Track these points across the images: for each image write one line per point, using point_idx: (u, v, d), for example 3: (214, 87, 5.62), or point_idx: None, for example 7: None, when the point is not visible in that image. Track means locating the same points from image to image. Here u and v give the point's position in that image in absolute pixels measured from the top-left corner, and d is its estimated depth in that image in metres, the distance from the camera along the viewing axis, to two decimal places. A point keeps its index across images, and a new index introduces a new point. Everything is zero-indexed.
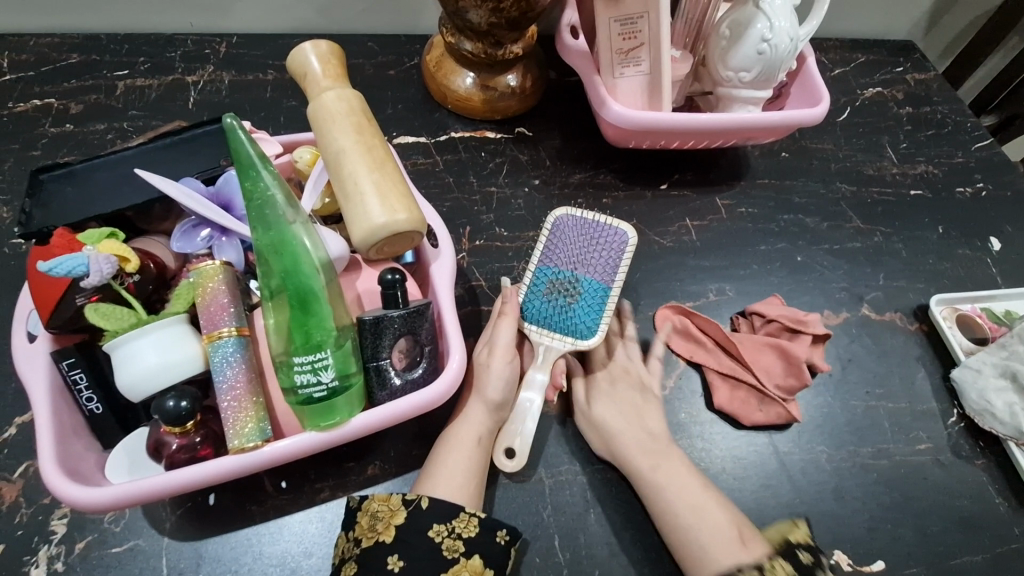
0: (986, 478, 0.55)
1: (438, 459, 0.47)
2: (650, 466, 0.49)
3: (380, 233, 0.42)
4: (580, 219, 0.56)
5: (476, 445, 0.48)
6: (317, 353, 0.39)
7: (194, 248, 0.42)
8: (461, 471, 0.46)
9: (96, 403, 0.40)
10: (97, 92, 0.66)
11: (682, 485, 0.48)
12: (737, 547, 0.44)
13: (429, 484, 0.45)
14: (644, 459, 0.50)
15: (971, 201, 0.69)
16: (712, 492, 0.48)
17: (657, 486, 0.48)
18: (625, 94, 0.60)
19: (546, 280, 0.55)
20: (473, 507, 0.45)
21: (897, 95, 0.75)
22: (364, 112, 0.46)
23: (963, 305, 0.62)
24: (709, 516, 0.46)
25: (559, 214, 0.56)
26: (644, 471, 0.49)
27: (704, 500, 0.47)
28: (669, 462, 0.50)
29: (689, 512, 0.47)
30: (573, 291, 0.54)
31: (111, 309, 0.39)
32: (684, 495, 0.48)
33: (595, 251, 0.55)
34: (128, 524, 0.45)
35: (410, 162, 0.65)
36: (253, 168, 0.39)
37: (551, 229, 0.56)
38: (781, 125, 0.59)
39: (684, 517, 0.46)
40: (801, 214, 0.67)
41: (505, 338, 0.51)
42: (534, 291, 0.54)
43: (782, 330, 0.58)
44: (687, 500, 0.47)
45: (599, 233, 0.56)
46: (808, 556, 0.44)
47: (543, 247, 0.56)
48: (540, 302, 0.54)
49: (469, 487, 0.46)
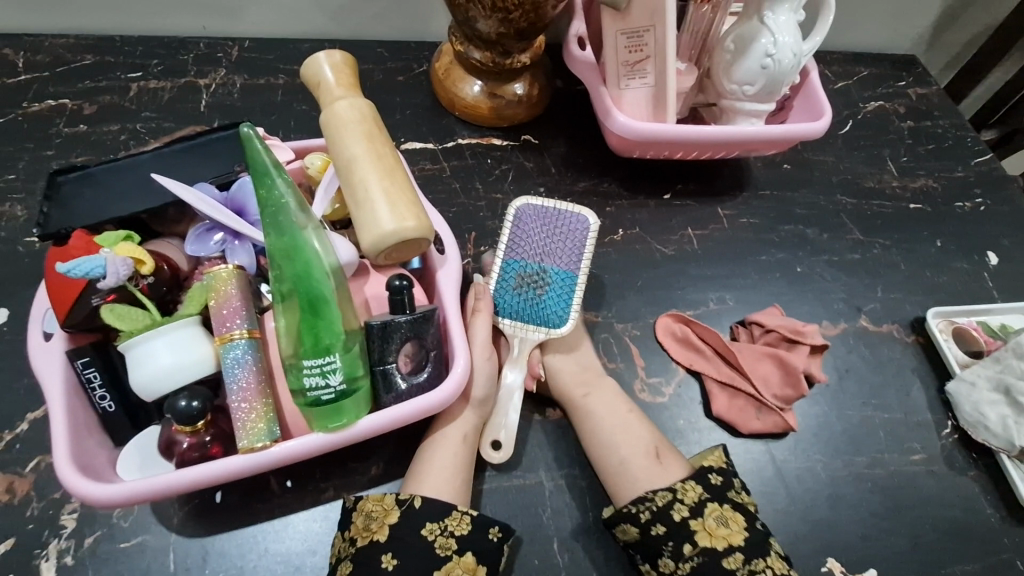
0: (978, 489, 0.56)
1: (427, 455, 0.49)
2: (583, 394, 0.54)
3: (389, 239, 0.44)
4: (540, 207, 0.57)
5: (462, 441, 0.49)
6: (325, 357, 0.40)
7: (207, 251, 0.44)
8: (448, 466, 0.48)
9: (109, 401, 0.41)
10: (111, 93, 0.67)
11: (611, 414, 0.53)
12: (655, 471, 0.50)
13: (418, 482, 0.47)
14: (578, 389, 0.54)
15: (969, 216, 0.70)
16: (638, 423, 0.53)
17: (589, 413, 0.53)
18: (631, 104, 0.61)
19: (514, 273, 0.55)
20: (462, 505, 0.46)
21: (899, 109, 0.76)
22: (376, 121, 0.47)
23: (959, 318, 0.63)
24: (632, 442, 0.51)
25: (519, 203, 0.56)
26: (575, 399, 0.54)
27: (627, 425, 0.52)
28: (600, 392, 0.54)
29: (614, 437, 0.51)
30: (542, 281, 0.55)
31: (127, 310, 0.40)
32: (613, 422, 0.52)
33: (558, 238, 0.56)
34: (136, 520, 0.46)
35: (417, 167, 0.66)
36: (268, 175, 0.40)
37: (513, 221, 0.56)
38: (783, 139, 0.60)
39: (608, 437, 0.52)
40: (802, 226, 0.68)
41: (481, 335, 0.51)
42: (503, 285, 0.55)
43: (779, 340, 0.59)
44: (612, 424, 0.52)
45: (559, 221, 0.56)
46: (718, 478, 0.49)
47: (507, 240, 0.56)
48: (511, 297, 0.55)
49: (456, 484, 0.47)
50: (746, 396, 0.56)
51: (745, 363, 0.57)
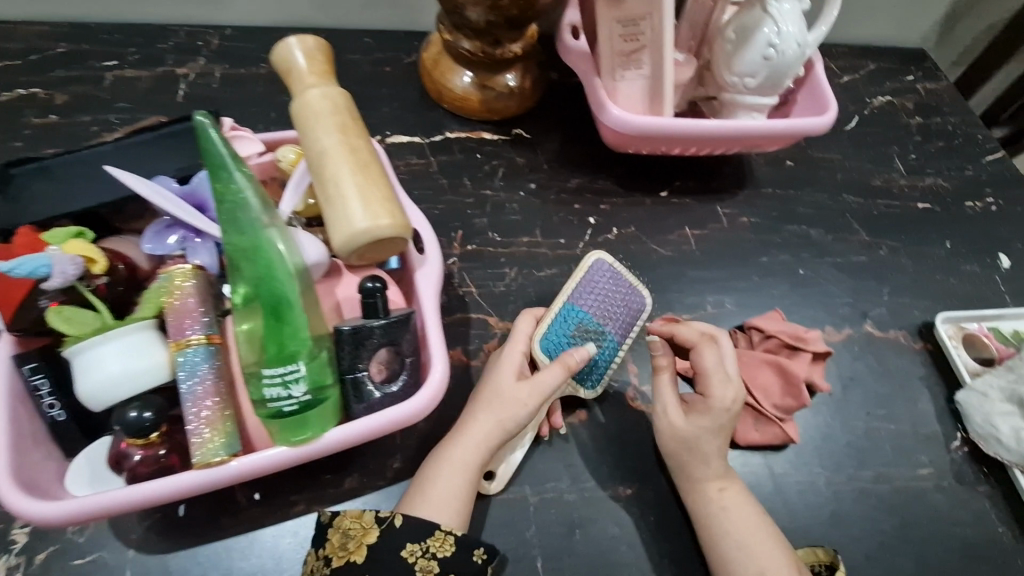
0: (990, 506, 0.53)
1: (427, 473, 0.45)
2: (719, 488, 0.48)
3: (360, 239, 0.40)
4: (617, 273, 0.54)
5: (471, 471, 0.44)
6: (288, 365, 0.37)
7: (167, 250, 0.41)
8: (451, 484, 0.44)
9: (58, 409, 0.39)
10: (85, 83, 0.64)
11: (744, 514, 0.47)
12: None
13: (418, 503, 0.43)
14: (716, 481, 0.48)
15: (980, 217, 0.67)
16: (769, 526, 0.47)
17: (719, 510, 0.47)
18: (626, 96, 0.58)
19: (573, 321, 0.51)
20: (452, 524, 0.43)
21: (907, 105, 0.73)
22: (350, 111, 0.44)
23: (969, 323, 0.60)
24: (763, 550, 0.45)
25: (596, 259, 0.53)
26: (712, 494, 0.47)
27: (761, 532, 0.46)
28: (736, 488, 0.48)
29: (745, 541, 0.45)
30: (597, 341, 0.51)
31: (75, 312, 0.37)
32: (746, 525, 0.46)
33: (622, 308, 0.53)
34: (93, 535, 0.44)
35: (403, 162, 0.63)
36: (226, 169, 0.37)
37: (588, 271, 0.53)
38: (786, 134, 0.57)
39: (733, 539, 0.46)
40: (805, 226, 0.65)
41: (552, 383, 0.46)
42: (560, 327, 0.51)
43: (780, 347, 0.55)
44: (746, 531, 0.46)
45: (628, 291, 0.53)
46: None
47: (575, 288, 0.52)
48: (562, 342, 0.50)
49: (457, 503, 0.43)
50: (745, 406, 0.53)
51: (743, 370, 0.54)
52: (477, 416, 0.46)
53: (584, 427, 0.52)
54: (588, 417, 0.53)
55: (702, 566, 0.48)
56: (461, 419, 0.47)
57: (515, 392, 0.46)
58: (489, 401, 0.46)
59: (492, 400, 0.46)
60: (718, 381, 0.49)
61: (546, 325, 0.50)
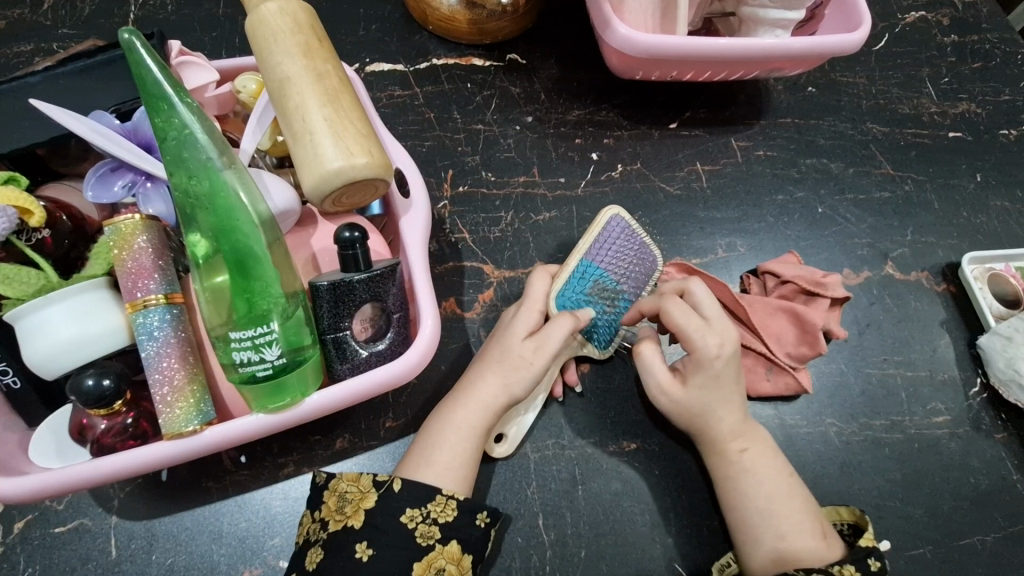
0: (1004, 452, 0.51)
1: (432, 435, 0.41)
2: (739, 450, 0.44)
3: (334, 181, 0.35)
4: (630, 229, 0.50)
5: (473, 433, 0.41)
6: (260, 326, 0.33)
7: (113, 198, 0.36)
8: (451, 447, 0.41)
9: (12, 377, 0.36)
10: (20, 6, 0.55)
11: (768, 476, 0.43)
12: (805, 549, 0.41)
13: (423, 468, 0.40)
14: (736, 442, 0.44)
15: (1014, 146, 0.61)
16: (789, 483, 0.43)
17: (742, 473, 0.43)
18: (634, 12, 0.50)
19: (589, 278, 0.48)
20: (455, 488, 0.40)
21: (942, 21, 0.64)
22: (314, 30, 0.38)
23: (995, 263, 0.55)
24: (783, 514, 0.42)
25: (612, 214, 0.50)
26: (732, 456, 0.44)
27: (786, 490, 0.43)
28: (760, 447, 0.44)
29: (766, 504, 0.42)
30: (615, 302, 0.48)
31: (15, 272, 0.33)
32: (766, 489, 0.43)
33: (640, 268, 0.49)
34: (72, 503, 0.42)
35: (385, 93, 0.57)
36: (167, 100, 0.32)
37: (603, 226, 0.49)
38: (809, 55, 0.50)
39: (761, 502, 0.42)
40: (825, 159, 0.59)
41: (559, 338, 0.43)
42: (575, 287, 0.47)
43: (796, 293, 0.51)
44: (768, 490, 0.42)
45: (643, 249, 0.50)
46: (877, 564, 0.40)
47: (591, 244, 0.49)
48: (578, 301, 0.47)
49: (458, 467, 0.40)
50: (756, 354, 0.50)
51: (755, 318, 0.50)
52: (492, 382, 0.42)
53: (585, 380, 0.49)
54: (589, 370, 0.50)
55: (708, 518, 0.47)
56: (464, 378, 0.44)
57: (522, 351, 0.43)
58: (511, 368, 0.42)
59: (512, 366, 0.42)
60: (697, 332, 0.43)
61: (560, 286, 0.47)
